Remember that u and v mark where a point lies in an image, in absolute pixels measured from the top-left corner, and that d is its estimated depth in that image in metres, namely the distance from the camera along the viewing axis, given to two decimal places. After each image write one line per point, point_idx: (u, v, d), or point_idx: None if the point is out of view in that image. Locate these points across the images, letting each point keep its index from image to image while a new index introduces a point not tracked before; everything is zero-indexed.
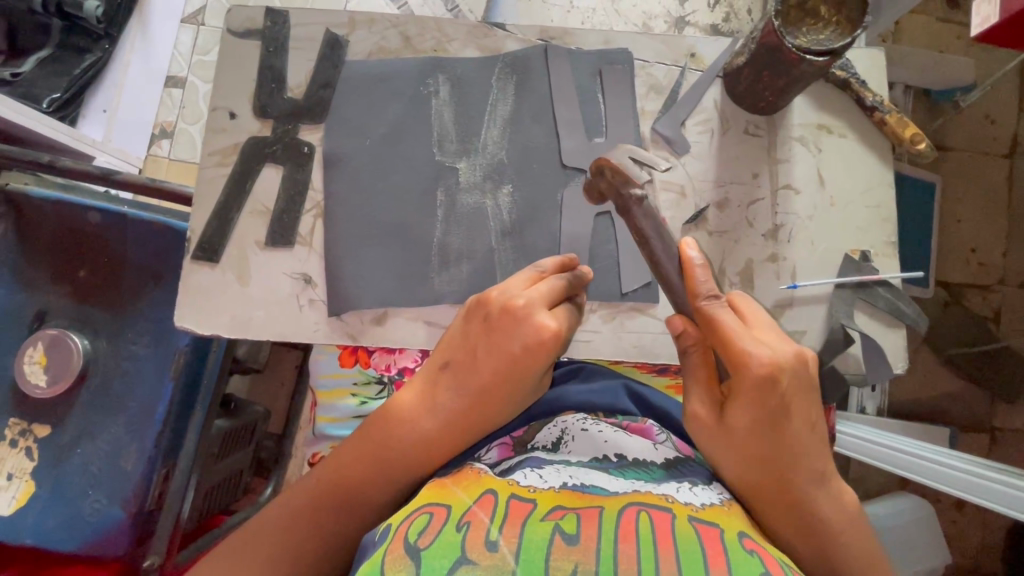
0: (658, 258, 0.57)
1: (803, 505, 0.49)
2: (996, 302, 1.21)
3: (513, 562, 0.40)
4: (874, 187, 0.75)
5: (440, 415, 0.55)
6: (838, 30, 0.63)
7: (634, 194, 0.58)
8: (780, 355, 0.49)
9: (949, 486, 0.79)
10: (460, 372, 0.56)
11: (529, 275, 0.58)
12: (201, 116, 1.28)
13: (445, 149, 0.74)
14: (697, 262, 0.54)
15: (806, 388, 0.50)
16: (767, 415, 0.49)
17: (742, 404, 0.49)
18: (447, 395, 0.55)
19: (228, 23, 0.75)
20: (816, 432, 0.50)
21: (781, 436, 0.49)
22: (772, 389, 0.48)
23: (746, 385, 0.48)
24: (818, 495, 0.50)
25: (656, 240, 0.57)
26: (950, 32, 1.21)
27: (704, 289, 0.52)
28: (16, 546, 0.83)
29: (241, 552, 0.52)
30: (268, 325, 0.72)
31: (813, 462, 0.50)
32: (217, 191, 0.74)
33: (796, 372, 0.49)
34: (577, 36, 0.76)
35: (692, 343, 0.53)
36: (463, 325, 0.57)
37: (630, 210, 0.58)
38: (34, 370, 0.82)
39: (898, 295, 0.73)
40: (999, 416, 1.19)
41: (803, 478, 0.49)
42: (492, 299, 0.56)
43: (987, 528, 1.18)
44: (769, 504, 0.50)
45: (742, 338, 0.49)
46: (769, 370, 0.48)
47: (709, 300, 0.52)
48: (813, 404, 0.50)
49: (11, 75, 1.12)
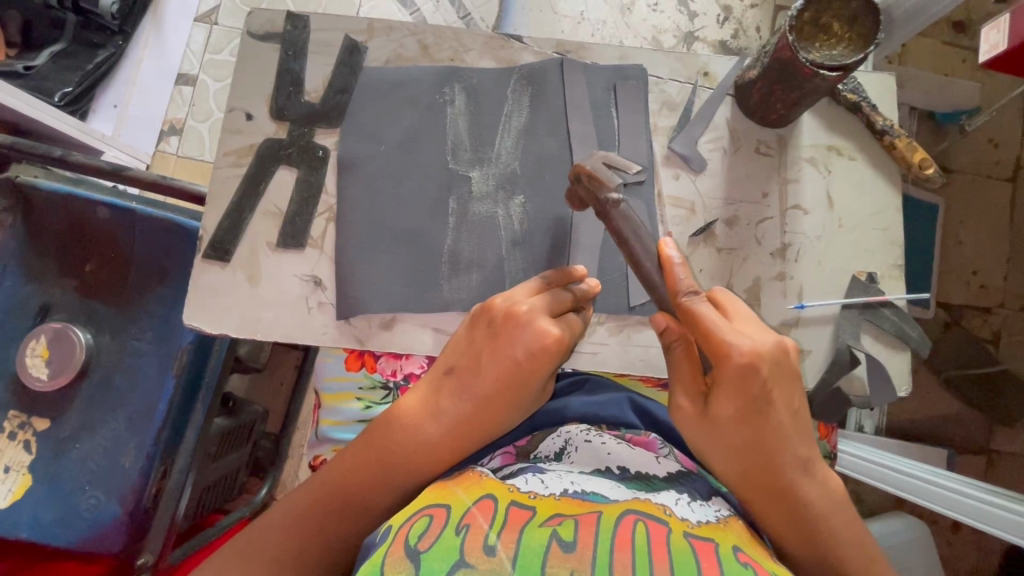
0: (639, 259, 0.59)
1: (791, 492, 0.50)
2: (995, 325, 1.22)
3: (510, 567, 0.40)
4: (882, 211, 0.75)
5: (444, 418, 0.55)
6: (850, 47, 0.64)
7: (611, 197, 0.61)
8: (761, 344, 0.50)
9: (958, 514, 0.77)
10: (461, 378, 0.56)
11: (534, 285, 0.59)
12: (210, 114, 1.30)
13: (458, 157, 0.74)
14: (675, 261, 0.56)
15: (788, 377, 0.51)
16: (751, 404, 0.49)
17: (726, 395, 0.49)
18: (448, 401, 0.55)
19: (248, 26, 0.76)
20: (798, 419, 0.51)
21: (764, 424, 0.50)
22: (755, 378, 0.49)
23: (728, 374, 0.49)
24: (805, 482, 0.50)
25: (635, 241, 0.59)
26: (956, 57, 1.22)
27: (684, 285, 0.54)
28: (11, 539, 0.83)
29: (242, 555, 0.52)
30: (276, 325, 0.73)
31: (796, 447, 0.51)
32: (231, 191, 0.74)
33: (778, 362, 0.50)
34: (591, 51, 0.77)
35: (676, 337, 0.54)
36: (468, 331, 0.58)
37: (607, 213, 0.61)
38: (35, 362, 0.82)
39: (903, 317, 0.73)
40: (997, 439, 1.20)
41: (789, 467, 0.50)
42: (496, 306, 0.56)
43: (983, 551, 1.18)
44: (760, 495, 0.51)
45: (725, 330, 0.50)
46: (749, 359, 0.49)
47: (688, 296, 0.54)
48: (796, 392, 0.51)
49: (26, 69, 1.12)
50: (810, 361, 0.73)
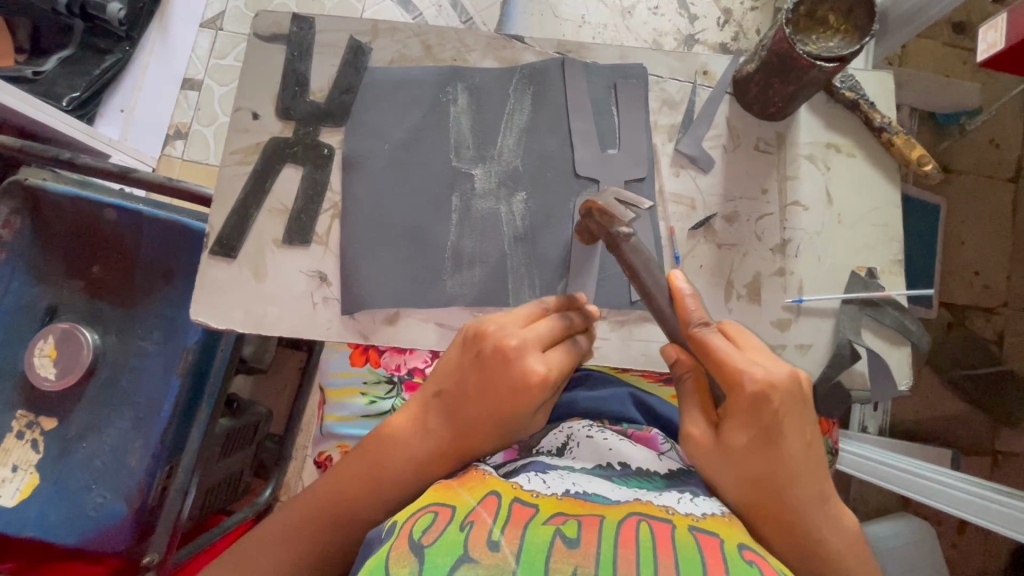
0: (650, 292, 0.60)
1: (803, 526, 0.49)
2: (999, 325, 1.22)
3: (513, 563, 0.41)
4: (882, 207, 0.76)
5: (430, 443, 0.56)
6: (847, 38, 0.65)
7: (622, 232, 0.60)
8: (774, 374, 0.51)
9: (958, 510, 0.78)
10: (450, 404, 0.57)
11: (530, 312, 0.60)
12: (214, 118, 1.33)
13: (462, 156, 0.75)
14: (686, 292, 0.58)
15: (801, 408, 0.51)
16: (763, 434, 0.50)
17: (738, 422, 0.50)
18: (437, 425, 0.56)
19: (254, 28, 0.77)
20: (812, 452, 0.51)
21: (777, 456, 0.50)
22: (766, 406, 0.50)
23: (740, 402, 0.51)
24: (818, 517, 0.50)
25: (645, 274, 0.59)
26: (956, 57, 1.23)
27: (695, 317, 0.56)
28: (18, 539, 0.83)
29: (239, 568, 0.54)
30: (282, 322, 0.73)
31: (809, 483, 0.50)
32: (238, 189, 0.75)
33: (791, 391, 0.51)
34: (593, 50, 0.78)
35: (686, 369, 0.57)
36: (460, 357, 0.58)
37: (618, 246, 0.61)
38: (44, 362, 0.83)
39: (905, 313, 0.74)
40: (1001, 440, 1.19)
41: (803, 501, 0.50)
42: (487, 336, 0.57)
43: (988, 553, 1.18)
44: (771, 527, 0.50)
45: (737, 359, 0.52)
46: (761, 387, 0.50)
47: (699, 327, 0.56)
48: (808, 424, 0.52)
49: (34, 74, 1.14)
50: (810, 356, 0.74)
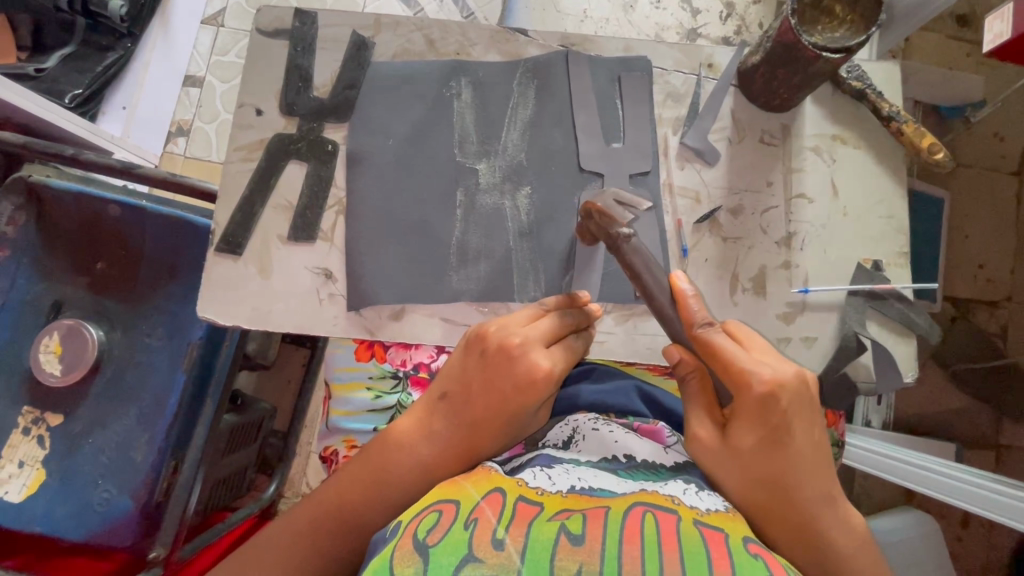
0: (652, 293, 0.59)
1: (814, 528, 0.49)
2: (1003, 318, 1.22)
3: (518, 561, 0.40)
4: (888, 199, 0.76)
5: (436, 444, 0.56)
6: (852, 28, 0.65)
7: (622, 232, 0.61)
8: (782, 374, 0.50)
9: (962, 502, 0.78)
10: (455, 404, 0.57)
11: (531, 311, 0.60)
12: (216, 116, 1.31)
13: (466, 150, 0.75)
14: (687, 292, 0.57)
15: (810, 408, 0.51)
16: (772, 435, 0.50)
17: (745, 423, 0.50)
18: (442, 425, 0.56)
19: (256, 23, 0.77)
20: (820, 453, 0.51)
21: (786, 457, 0.49)
22: (774, 407, 0.50)
23: (747, 402, 0.50)
24: (829, 519, 0.50)
25: (647, 274, 0.60)
26: (960, 50, 1.23)
27: (699, 317, 0.56)
28: (26, 534, 0.84)
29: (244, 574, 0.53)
30: (288, 317, 0.73)
31: (818, 483, 0.50)
32: (242, 185, 0.75)
33: (800, 392, 0.50)
34: (596, 43, 0.78)
35: (690, 369, 0.56)
36: (463, 357, 0.58)
37: (619, 247, 0.62)
38: (49, 359, 0.83)
39: (910, 306, 0.74)
40: (1005, 433, 1.19)
41: (813, 503, 0.49)
42: (490, 335, 0.57)
43: (994, 547, 1.18)
44: (781, 529, 0.50)
45: (743, 359, 0.52)
46: (770, 388, 0.50)
47: (704, 327, 0.55)
48: (816, 424, 0.51)
49: (36, 71, 1.14)
50: (816, 349, 0.74)
